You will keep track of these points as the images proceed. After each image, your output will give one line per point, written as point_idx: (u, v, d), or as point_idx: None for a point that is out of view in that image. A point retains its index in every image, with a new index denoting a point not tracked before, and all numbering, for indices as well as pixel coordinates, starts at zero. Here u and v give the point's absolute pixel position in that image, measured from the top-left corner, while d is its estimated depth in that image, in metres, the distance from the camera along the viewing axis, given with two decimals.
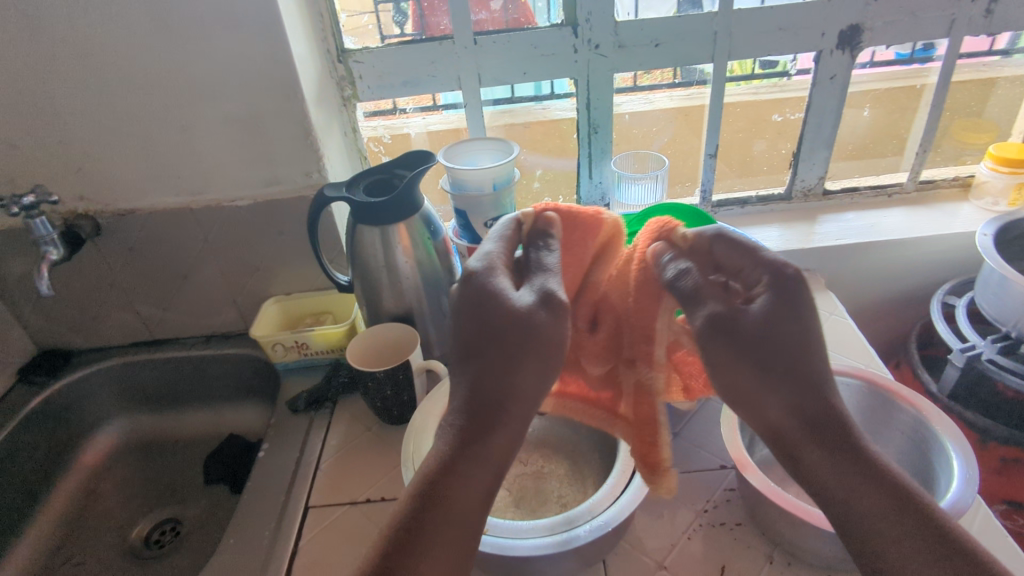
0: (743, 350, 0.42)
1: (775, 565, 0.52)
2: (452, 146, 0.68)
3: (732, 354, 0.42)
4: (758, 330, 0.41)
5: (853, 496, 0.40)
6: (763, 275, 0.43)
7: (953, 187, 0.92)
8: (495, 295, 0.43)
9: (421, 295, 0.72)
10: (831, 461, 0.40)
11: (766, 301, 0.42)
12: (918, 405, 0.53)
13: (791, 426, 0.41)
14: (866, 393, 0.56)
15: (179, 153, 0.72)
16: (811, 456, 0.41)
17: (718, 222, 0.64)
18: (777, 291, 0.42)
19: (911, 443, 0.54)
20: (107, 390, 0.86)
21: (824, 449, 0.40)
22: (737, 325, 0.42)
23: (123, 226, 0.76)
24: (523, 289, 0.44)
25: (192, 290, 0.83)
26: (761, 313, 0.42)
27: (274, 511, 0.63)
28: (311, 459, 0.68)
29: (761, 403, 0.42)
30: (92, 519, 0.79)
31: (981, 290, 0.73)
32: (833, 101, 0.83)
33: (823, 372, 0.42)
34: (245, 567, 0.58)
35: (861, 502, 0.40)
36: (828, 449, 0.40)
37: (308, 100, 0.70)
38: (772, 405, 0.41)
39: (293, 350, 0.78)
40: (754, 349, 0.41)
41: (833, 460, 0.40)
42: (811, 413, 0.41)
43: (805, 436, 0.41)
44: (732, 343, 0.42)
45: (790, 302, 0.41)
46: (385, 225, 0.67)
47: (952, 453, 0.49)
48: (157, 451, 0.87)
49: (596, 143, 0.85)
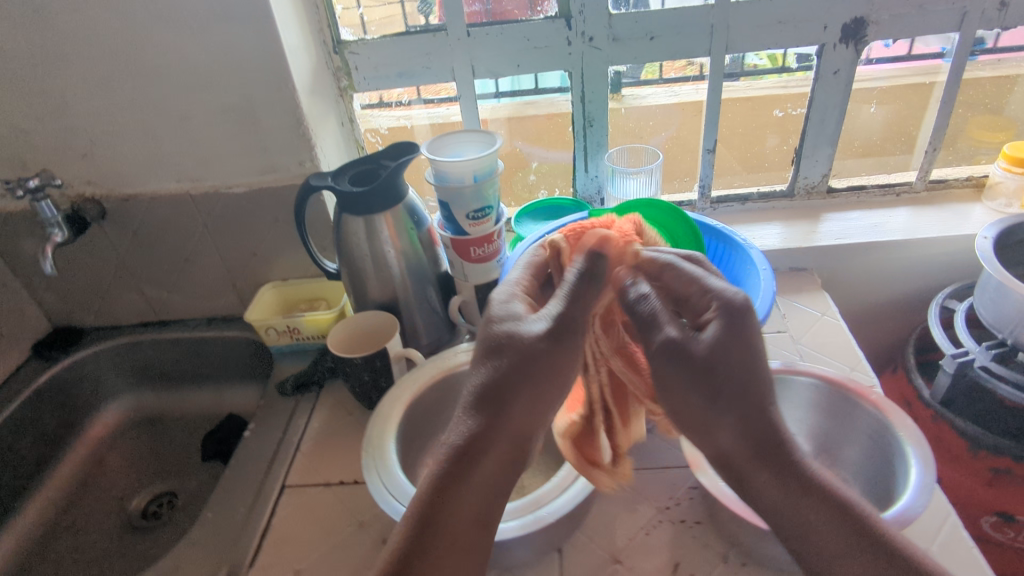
0: (696, 378, 0.42)
1: (730, 564, 0.53)
2: (439, 138, 0.69)
3: (686, 388, 0.43)
4: (707, 357, 0.42)
5: (799, 517, 0.41)
6: (714, 303, 0.44)
7: (965, 188, 0.89)
8: (505, 325, 0.47)
9: (405, 284, 0.74)
10: (779, 481, 0.41)
11: (717, 328, 0.42)
12: (881, 407, 0.54)
13: (741, 450, 0.42)
14: (831, 393, 0.57)
15: (178, 141, 0.74)
16: (760, 477, 0.42)
17: (689, 219, 0.65)
18: (726, 319, 0.42)
19: (871, 445, 0.54)
20: (115, 368, 0.90)
21: (772, 472, 0.42)
22: (689, 352, 0.43)
23: (128, 210, 0.79)
24: (534, 315, 0.48)
25: (193, 274, 0.85)
26: (708, 342, 0.42)
27: (253, 488, 0.67)
28: (292, 439, 0.71)
29: (711, 432, 0.43)
30: (97, 489, 0.84)
31: (982, 295, 0.71)
32: (837, 97, 0.80)
33: (769, 397, 0.42)
34: (220, 538, 0.62)
35: (809, 521, 0.41)
36: (779, 473, 0.42)
37: (300, 90, 0.71)
38: (724, 432, 0.43)
39: (285, 334, 0.81)
40: (705, 379, 0.42)
41: (779, 475, 0.41)
42: (761, 438, 0.42)
43: (754, 460, 0.42)
44: (685, 371, 0.42)
45: (737, 332, 0.42)
46: (369, 215, 0.68)
47: (912, 458, 0.49)
48: (161, 427, 0.91)
49: (591, 136, 0.84)
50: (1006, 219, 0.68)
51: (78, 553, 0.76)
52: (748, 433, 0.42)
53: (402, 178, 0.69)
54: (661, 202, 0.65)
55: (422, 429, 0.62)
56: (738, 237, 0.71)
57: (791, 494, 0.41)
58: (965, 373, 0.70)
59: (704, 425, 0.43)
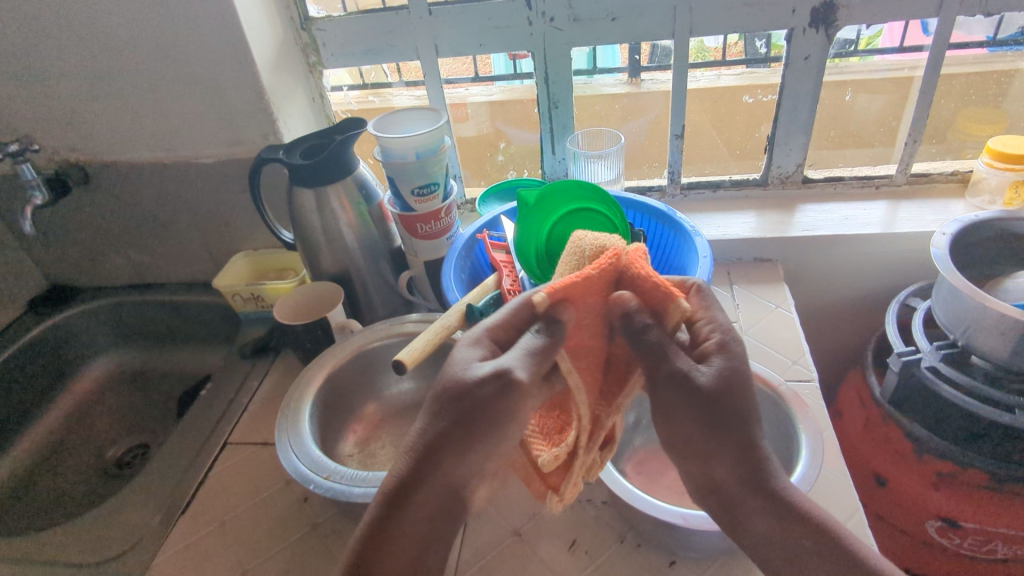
0: (694, 412, 0.36)
1: (624, 544, 0.55)
2: (388, 116, 0.70)
3: (688, 424, 0.36)
4: (710, 395, 0.35)
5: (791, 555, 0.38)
6: (713, 335, 0.38)
7: (951, 182, 0.85)
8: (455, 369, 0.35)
9: (356, 258, 0.76)
10: (774, 516, 0.37)
11: (717, 365, 0.36)
12: (777, 390, 0.56)
13: (733, 484, 0.37)
14: None
15: (149, 111, 0.77)
16: (751, 512, 0.38)
17: (612, 201, 0.66)
18: (727, 353, 0.37)
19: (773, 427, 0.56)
20: (105, 325, 0.95)
21: (770, 508, 0.37)
22: (686, 386, 0.36)
23: (108, 176, 0.83)
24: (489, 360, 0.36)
25: (172, 241, 0.90)
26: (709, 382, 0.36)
27: (199, 440, 0.73)
28: (243, 398, 0.76)
29: (703, 464, 0.37)
30: (80, 437, 0.89)
31: (939, 294, 0.68)
32: (809, 84, 0.78)
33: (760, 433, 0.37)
34: (164, 484, 0.68)
35: (802, 559, 0.38)
36: (772, 502, 0.37)
37: (261, 63, 0.73)
38: (720, 467, 0.37)
39: (251, 301, 0.85)
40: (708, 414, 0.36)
41: (776, 506, 0.37)
42: (753, 475, 0.37)
43: (746, 495, 0.37)
44: (689, 407, 0.36)
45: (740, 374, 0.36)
46: (318, 187, 0.70)
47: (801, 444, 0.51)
48: (145, 384, 0.96)
49: (556, 118, 0.84)
50: (967, 220, 0.67)
51: (54, 495, 0.80)
52: (746, 465, 0.37)
53: (350, 152, 0.71)
54: (595, 187, 0.65)
55: (347, 396, 0.66)
56: (685, 223, 0.70)
57: (791, 535, 0.37)
58: (912, 371, 0.69)
59: (691, 454, 0.37)
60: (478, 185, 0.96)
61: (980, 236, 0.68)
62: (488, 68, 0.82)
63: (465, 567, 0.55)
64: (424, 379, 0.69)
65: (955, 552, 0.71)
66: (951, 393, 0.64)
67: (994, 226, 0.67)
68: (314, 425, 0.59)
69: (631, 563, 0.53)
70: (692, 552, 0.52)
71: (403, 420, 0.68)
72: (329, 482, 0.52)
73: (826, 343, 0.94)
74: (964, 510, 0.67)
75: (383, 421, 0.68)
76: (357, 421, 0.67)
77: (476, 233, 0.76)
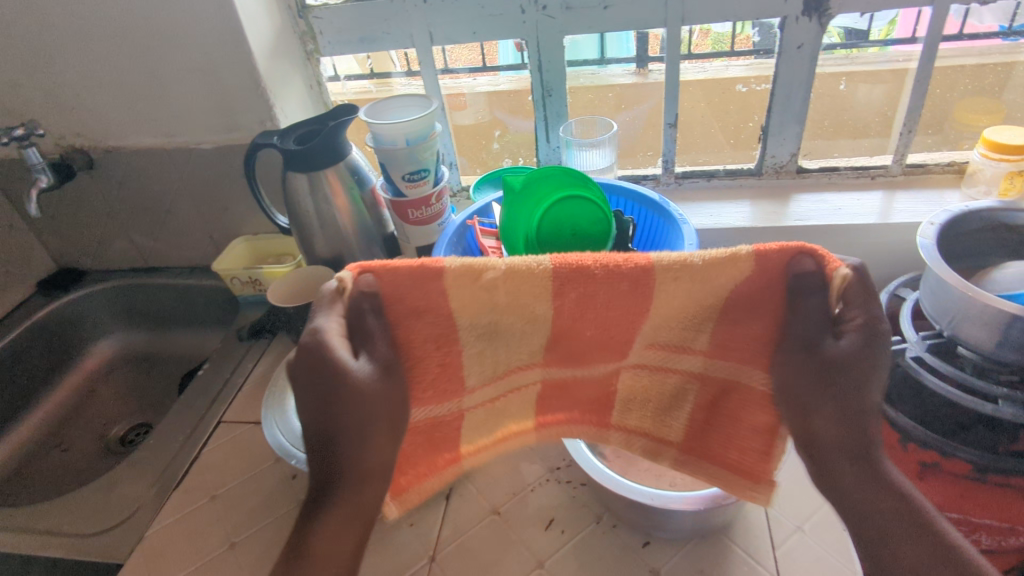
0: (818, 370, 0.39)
1: (601, 524, 0.56)
2: (379, 102, 0.72)
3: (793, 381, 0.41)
4: (837, 360, 0.38)
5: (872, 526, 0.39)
6: (858, 315, 0.38)
7: (947, 173, 0.85)
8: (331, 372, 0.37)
9: (350, 242, 0.77)
10: (862, 483, 0.39)
11: (853, 341, 0.38)
12: None
13: (832, 447, 0.40)
14: None
15: (149, 98, 0.79)
16: (844, 475, 0.39)
17: (597, 188, 0.67)
18: (868, 335, 0.38)
19: None
20: (109, 308, 0.98)
21: (859, 475, 0.39)
22: (816, 348, 0.39)
23: (112, 162, 0.86)
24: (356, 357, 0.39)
25: (174, 225, 0.92)
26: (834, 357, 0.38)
27: (195, 419, 0.75)
28: (238, 379, 0.78)
29: (807, 418, 0.41)
30: (84, 415, 0.91)
31: (926, 284, 0.68)
32: (802, 73, 0.77)
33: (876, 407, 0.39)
34: (159, 460, 0.70)
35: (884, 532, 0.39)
36: (866, 471, 0.39)
37: (257, 51, 0.74)
38: (823, 422, 0.40)
39: (249, 285, 0.87)
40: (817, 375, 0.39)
41: (864, 474, 0.39)
42: (855, 442, 0.39)
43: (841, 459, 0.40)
44: (809, 361, 0.40)
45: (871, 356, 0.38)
46: (311, 173, 0.71)
47: None
48: (147, 365, 0.98)
49: (550, 106, 0.85)
50: (954, 210, 0.67)
51: (58, 470, 0.83)
52: (848, 428, 0.39)
53: (342, 138, 0.72)
54: (581, 175, 0.67)
55: None
56: (674, 211, 0.71)
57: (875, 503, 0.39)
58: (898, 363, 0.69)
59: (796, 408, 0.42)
60: (475, 173, 0.97)
61: (968, 227, 0.68)
62: (486, 56, 0.83)
63: (445, 543, 0.56)
64: None
65: None
66: (935, 383, 0.64)
67: (982, 217, 0.68)
68: (300, 403, 0.61)
69: (606, 542, 0.54)
70: (664, 532, 0.53)
71: None
72: (309, 458, 0.54)
73: None
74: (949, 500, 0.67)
75: None
76: None
77: (467, 220, 0.76)
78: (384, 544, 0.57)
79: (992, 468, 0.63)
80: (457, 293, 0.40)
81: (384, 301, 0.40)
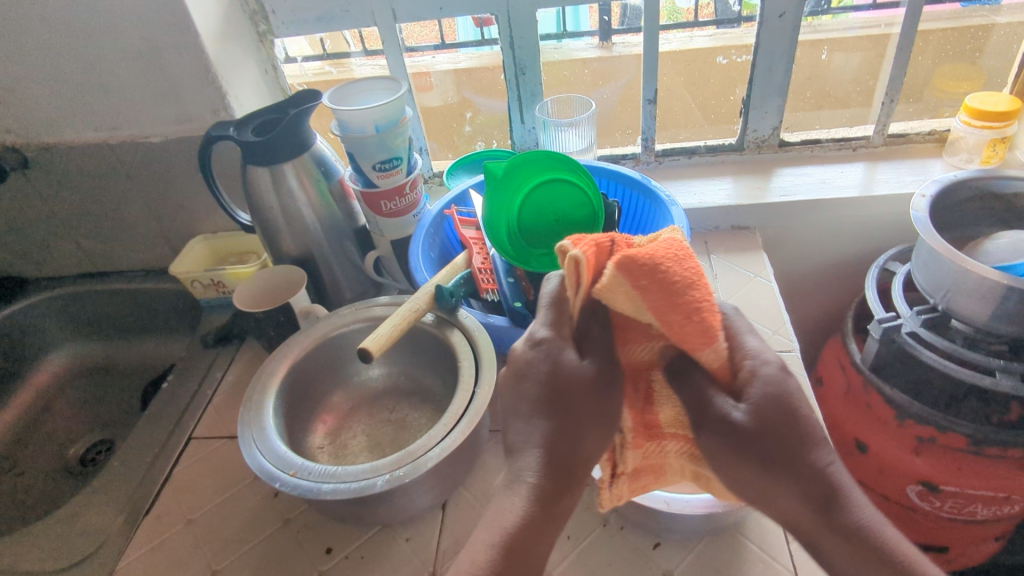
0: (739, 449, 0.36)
1: (608, 528, 0.53)
2: (343, 87, 0.67)
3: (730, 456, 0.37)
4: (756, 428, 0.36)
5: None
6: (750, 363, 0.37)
7: (927, 142, 0.84)
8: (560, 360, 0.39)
9: (320, 238, 0.72)
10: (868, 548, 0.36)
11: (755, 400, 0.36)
12: None
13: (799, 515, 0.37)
14: None
15: (87, 89, 0.72)
16: (829, 543, 0.37)
17: (582, 171, 0.63)
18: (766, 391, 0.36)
19: None
20: (59, 318, 0.91)
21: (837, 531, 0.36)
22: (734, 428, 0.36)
23: (50, 160, 0.78)
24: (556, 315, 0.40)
25: (125, 227, 0.85)
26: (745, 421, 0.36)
27: (162, 437, 0.70)
28: (206, 391, 0.73)
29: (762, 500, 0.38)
30: (40, 434, 0.85)
31: (918, 257, 0.67)
32: (784, 43, 0.75)
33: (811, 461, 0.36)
34: (126, 484, 0.66)
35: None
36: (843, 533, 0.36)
37: (205, 34, 0.68)
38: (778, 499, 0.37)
39: (211, 288, 0.81)
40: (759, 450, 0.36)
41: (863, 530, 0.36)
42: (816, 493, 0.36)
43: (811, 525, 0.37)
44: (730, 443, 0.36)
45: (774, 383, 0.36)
46: (273, 166, 0.66)
47: None
48: (106, 376, 0.92)
49: (524, 85, 0.81)
50: (945, 181, 0.66)
51: (13, 499, 0.76)
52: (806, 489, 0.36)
53: (305, 127, 0.67)
54: (566, 157, 0.62)
55: (315, 384, 0.63)
56: (662, 193, 0.69)
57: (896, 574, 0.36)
58: (893, 338, 0.68)
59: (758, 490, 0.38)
60: (446, 157, 0.92)
61: (958, 198, 0.68)
62: (461, 34, 0.79)
63: (443, 557, 0.55)
64: (395, 365, 0.67)
65: (936, 515, 0.71)
66: (932, 359, 0.63)
67: (972, 187, 0.67)
68: (278, 418, 0.56)
69: (614, 548, 0.52)
70: (674, 533, 0.51)
71: (376, 407, 0.66)
72: (293, 479, 0.49)
73: (808, 305, 0.92)
74: (947, 474, 0.66)
75: (355, 409, 0.66)
76: (326, 411, 0.64)
77: (444, 209, 0.73)
78: (383, 562, 0.55)
79: (988, 439, 0.63)
80: (594, 262, 0.38)
81: (591, 274, 0.38)
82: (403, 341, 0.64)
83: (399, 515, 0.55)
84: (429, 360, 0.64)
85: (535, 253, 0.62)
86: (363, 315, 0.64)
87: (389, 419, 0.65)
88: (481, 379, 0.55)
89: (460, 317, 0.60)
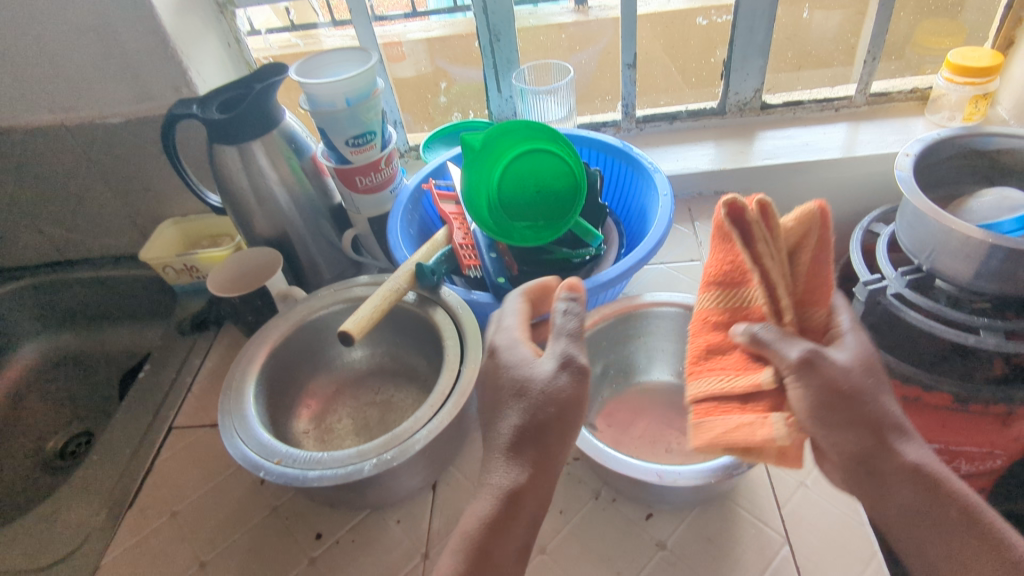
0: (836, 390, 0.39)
1: (600, 500, 0.53)
2: (310, 59, 0.64)
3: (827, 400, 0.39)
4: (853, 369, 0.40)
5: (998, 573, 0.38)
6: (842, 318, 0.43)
7: (910, 100, 0.83)
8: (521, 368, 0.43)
9: (295, 218, 0.70)
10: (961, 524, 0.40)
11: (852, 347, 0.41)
12: None
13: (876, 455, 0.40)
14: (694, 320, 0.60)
15: (38, 67, 0.68)
16: (898, 484, 0.40)
17: (563, 142, 0.62)
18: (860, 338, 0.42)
19: None
20: (27, 309, 0.87)
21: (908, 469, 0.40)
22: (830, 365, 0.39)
23: (4, 145, 0.74)
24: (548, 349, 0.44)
25: (90, 212, 0.81)
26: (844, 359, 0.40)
27: (141, 428, 0.68)
28: (185, 379, 0.72)
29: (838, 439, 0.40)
30: (14, 429, 0.82)
31: (903, 218, 0.66)
32: (765, 1, 0.72)
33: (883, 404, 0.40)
34: (106, 477, 0.64)
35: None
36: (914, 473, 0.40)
37: (160, 6, 0.64)
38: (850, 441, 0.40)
39: (184, 273, 0.78)
40: (875, 423, 0.40)
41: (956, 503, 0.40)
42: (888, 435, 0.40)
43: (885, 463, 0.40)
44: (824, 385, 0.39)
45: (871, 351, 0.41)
46: (241, 144, 0.63)
47: None
48: (81, 367, 0.89)
49: (499, 53, 0.78)
50: (928, 139, 0.65)
51: None
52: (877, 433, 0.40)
53: (273, 102, 0.64)
54: (545, 126, 0.60)
55: (296, 369, 0.62)
56: (644, 161, 0.68)
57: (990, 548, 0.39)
58: (878, 300, 0.67)
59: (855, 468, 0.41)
60: (422, 130, 0.89)
61: (942, 156, 0.67)
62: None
63: (436, 537, 0.54)
64: (378, 346, 0.66)
65: None
66: (916, 319, 0.63)
67: (956, 145, 0.66)
68: (259, 405, 0.55)
69: (608, 520, 0.52)
70: (666, 504, 0.51)
71: (361, 388, 0.65)
72: (277, 467, 0.48)
73: None
74: (931, 429, 0.69)
75: (339, 392, 0.64)
76: (310, 395, 0.63)
77: (422, 183, 0.71)
78: (375, 545, 0.54)
79: (973, 396, 0.64)
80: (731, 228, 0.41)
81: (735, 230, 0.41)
82: (385, 322, 0.63)
83: (389, 497, 0.55)
84: (412, 339, 0.63)
85: (516, 227, 0.61)
86: (343, 295, 0.62)
87: (375, 400, 0.64)
88: (467, 358, 0.53)
89: (443, 295, 0.59)
